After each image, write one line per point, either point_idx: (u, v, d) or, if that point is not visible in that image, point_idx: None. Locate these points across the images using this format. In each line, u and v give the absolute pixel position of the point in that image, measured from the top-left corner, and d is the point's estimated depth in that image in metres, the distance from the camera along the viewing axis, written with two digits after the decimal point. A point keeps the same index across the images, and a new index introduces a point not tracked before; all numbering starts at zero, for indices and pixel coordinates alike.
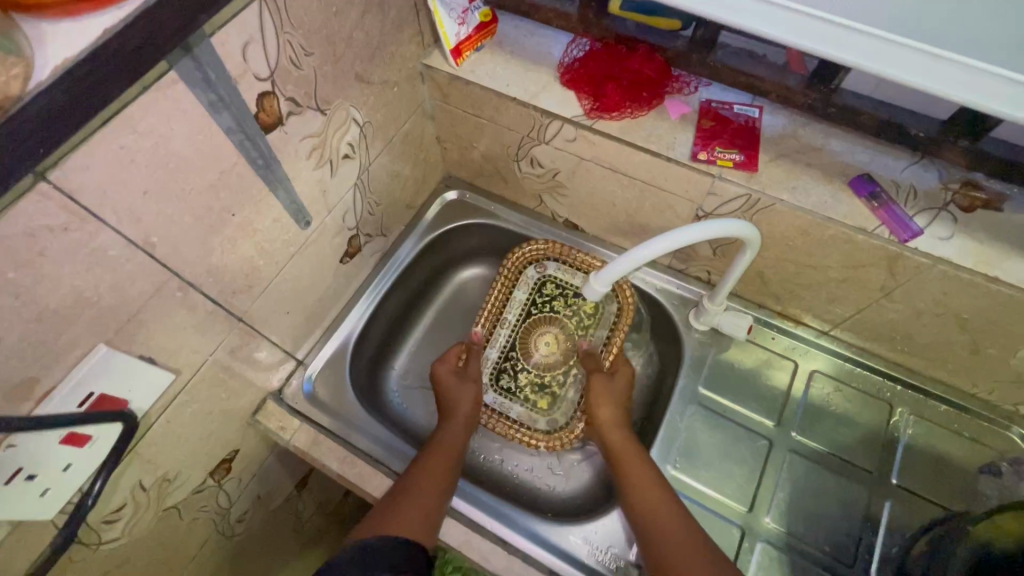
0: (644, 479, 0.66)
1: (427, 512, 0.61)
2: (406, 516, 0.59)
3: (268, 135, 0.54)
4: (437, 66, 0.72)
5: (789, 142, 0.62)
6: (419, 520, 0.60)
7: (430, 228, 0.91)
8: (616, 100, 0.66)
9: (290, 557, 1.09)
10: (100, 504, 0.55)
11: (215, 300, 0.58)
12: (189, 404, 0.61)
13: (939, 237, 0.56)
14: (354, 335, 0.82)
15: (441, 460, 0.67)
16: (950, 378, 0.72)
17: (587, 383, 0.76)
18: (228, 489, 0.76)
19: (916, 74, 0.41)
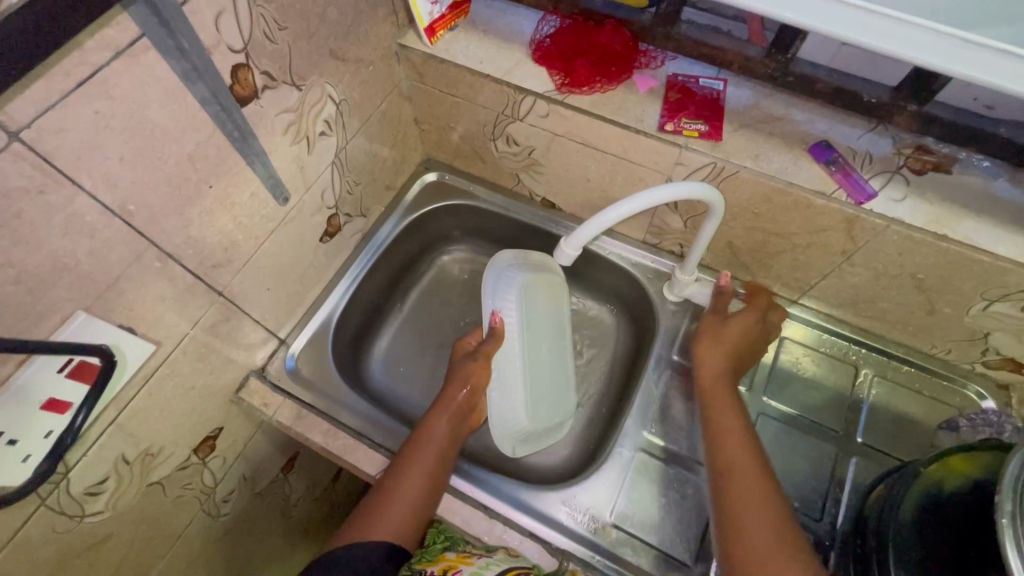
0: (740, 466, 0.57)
1: (416, 509, 0.61)
2: (398, 513, 0.59)
3: (244, 108, 0.55)
4: (412, 45, 0.74)
5: (752, 113, 0.65)
6: (407, 518, 0.60)
7: (411, 209, 0.93)
8: (585, 75, 0.68)
9: (279, 541, 1.10)
10: (82, 475, 0.56)
11: (194, 273, 0.59)
12: (170, 377, 0.62)
13: (892, 198, 0.59)
14: (336, 314, 0.83)
15: (429, 440, 0.66)
16: (911, 340, 0.75)
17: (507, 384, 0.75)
18: (213, 468, 0.77)
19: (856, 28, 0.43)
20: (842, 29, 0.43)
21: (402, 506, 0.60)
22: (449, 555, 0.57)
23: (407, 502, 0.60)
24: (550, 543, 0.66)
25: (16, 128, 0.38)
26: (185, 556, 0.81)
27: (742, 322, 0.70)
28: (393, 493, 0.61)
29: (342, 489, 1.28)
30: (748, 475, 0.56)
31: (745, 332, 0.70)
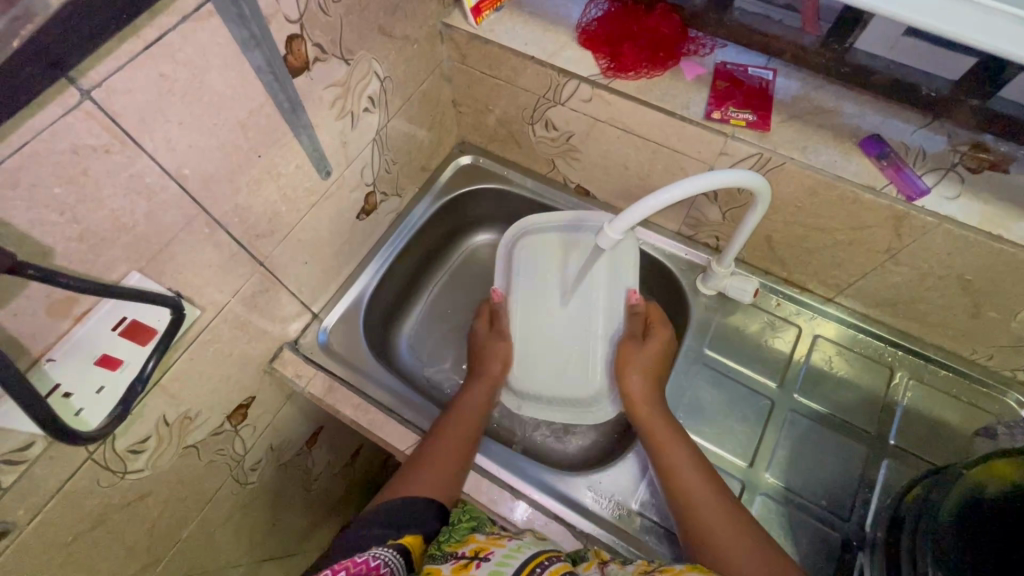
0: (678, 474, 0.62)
1: (452, 472, 0.64)
2: (436, 478, 0.62)
3: (296, 80, 0.55)
4: (457, 25, 0.74)
5: (802, 104, 0.64)
6: (444, 479, 0.63)
7: (444, 191, 0.93)
8: (631, 60, 0.68)
9: (299, 513, 1.13)
10: (126, 433, 0.57)
11: (240, 241, 0.60)
12: (211, 343, 0.63)
13: (945, 196, 0.58)
14: (369, 291, 0.84)
15: (463, 422, 0.69)
16: (950, 344, 0.73)
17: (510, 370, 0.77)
18: (244, 435, 0.79)
19: (931, 15, 0.42)
20: (915, 15, 0.42)
21: (436, 469, 0.63)
22: (478, 536, 0.55)
23: (443, 466, 0.64)
24: (574, 526, 0.66)
25: (88, 87, 0.39)
26: (212, 520, 0.83)
27: (650, 351, 0.73)
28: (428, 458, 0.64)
29: (360, 467, 1.30)
30: (714, 507, 0.58)
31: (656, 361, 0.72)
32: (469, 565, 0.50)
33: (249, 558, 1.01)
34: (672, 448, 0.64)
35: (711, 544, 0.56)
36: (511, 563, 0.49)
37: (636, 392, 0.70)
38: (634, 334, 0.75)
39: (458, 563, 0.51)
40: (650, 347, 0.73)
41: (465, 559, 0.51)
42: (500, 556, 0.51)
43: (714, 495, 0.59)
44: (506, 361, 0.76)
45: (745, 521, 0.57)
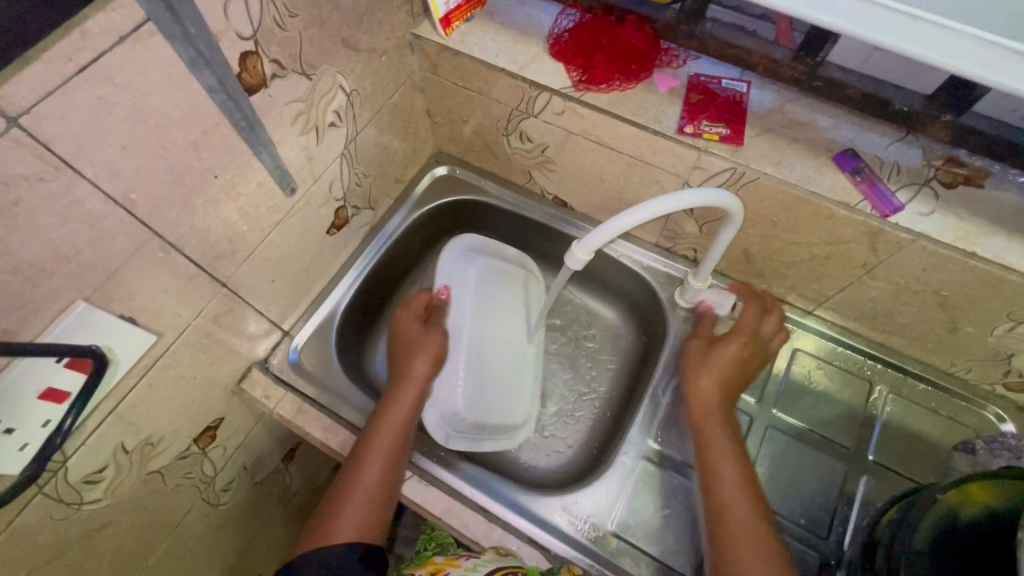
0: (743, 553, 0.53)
1: (379, 505, 0.61)
2: (359, 514, 0.59)
3: (253, 97, 0.54)
4: (427, 36, 0.72)
5: (775, 117, 0.62)
6: (369, 511, 0.60)
7: (420, 203, 0.91)
8: (603, 72, 0.66)
9: (278, 529, 1.11)
10: (79, 464, 0.55)
11: (198, 263, 0.58)
12: (171, 367, 0.61)
13: (919, 212, 0.57)
14: (341, 307, 0.82)
15: (384, 440, 0.63)
16: (929, 357, 0.73)
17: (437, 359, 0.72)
18: (213, 457, 0.77)
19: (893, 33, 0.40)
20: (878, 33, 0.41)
21: (358, 506, 0.59)
22: (437, 559, 0.61)
23: (369, 498, 0.60)
24: (549, 550, 0.65)
25: (14, 114, 0.36)
26: (183, 544, 0.81)
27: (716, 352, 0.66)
28: (352, 494, 0.60)
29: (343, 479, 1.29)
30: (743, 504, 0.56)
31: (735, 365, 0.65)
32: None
33: None
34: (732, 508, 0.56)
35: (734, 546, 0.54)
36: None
37: (708, 403, 0.64)
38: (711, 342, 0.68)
39: None
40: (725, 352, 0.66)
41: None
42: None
43: (740, 490, 0.57)
44: (437, 361, 0.71)
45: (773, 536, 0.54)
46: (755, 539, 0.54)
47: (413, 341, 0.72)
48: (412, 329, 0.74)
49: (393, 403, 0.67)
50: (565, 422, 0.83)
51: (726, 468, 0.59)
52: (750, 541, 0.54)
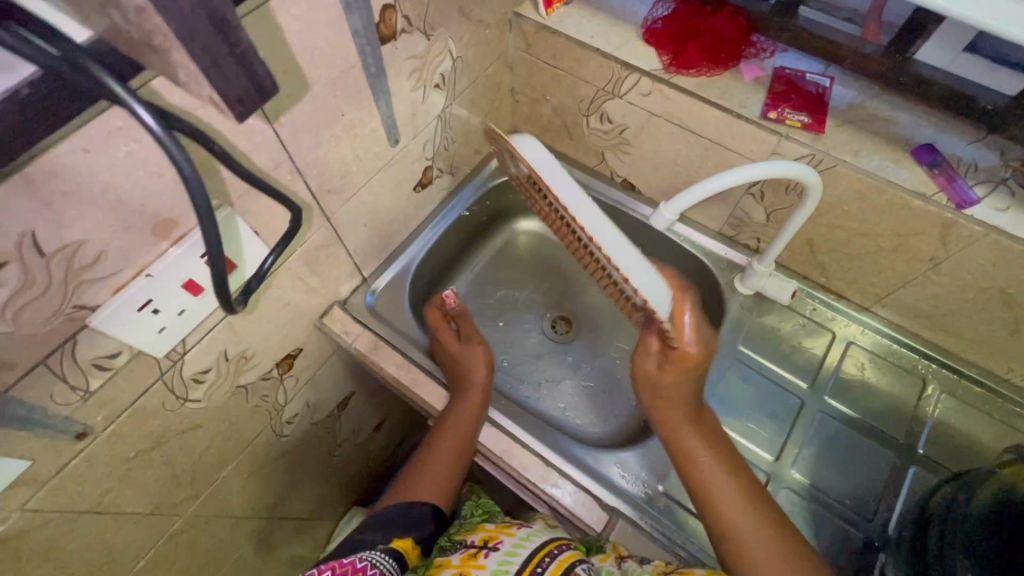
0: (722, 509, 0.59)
1: (446, 484, 0.69)
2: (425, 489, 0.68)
3: (384, 47, 0.60)
4: (528, 15, 0.78)
5: (856, 111, 0.66)
6: (439, 486, 0.68)
7: (494, 174, 0.97)
8: (694, 57, 0.71)
9: (319, 476, 1.17)
10: (193, 362, 0.61)
11: (314, 194, 0.64)
12: (274, 288, 0.67)
13: (995, 208, 0.59)
14: (415, 261, 0.88)
15: (453, 433, 0.71)
16: (985, 361, 0.74)
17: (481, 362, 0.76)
18: (286, 386, 0.83)
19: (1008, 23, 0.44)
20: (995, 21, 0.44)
21: (431, 486, 0.68)
22: (488, 526, 0.64)
23: (438, 477, 0.69)
24: (603, 500, 0.69)
25: None
26: (246, 466, 0.87)
27: (648, 345, 0.64)
28: (424, 473, 0.69)
29: (379, 440, 1.34)
30: (731, 494, 0.59)
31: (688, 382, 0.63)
32: (479, 553, 0.58)
33: (270, 513, 1.05)
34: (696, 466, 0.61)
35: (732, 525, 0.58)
36: (518, 552, 0.56)
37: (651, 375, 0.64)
38: (662, 338, 0.62)
39: (467, 551, 0.59)
40: (670, 368, 0.62)
41: (475, 548, 0.59)
42: (508, 545, 0.58)
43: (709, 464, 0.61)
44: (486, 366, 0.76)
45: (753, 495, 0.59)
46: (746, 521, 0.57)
47: (451, 351, 0.78)
48: (453, 344, 0.78)
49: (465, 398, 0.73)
50: (606, 396, 0.90)
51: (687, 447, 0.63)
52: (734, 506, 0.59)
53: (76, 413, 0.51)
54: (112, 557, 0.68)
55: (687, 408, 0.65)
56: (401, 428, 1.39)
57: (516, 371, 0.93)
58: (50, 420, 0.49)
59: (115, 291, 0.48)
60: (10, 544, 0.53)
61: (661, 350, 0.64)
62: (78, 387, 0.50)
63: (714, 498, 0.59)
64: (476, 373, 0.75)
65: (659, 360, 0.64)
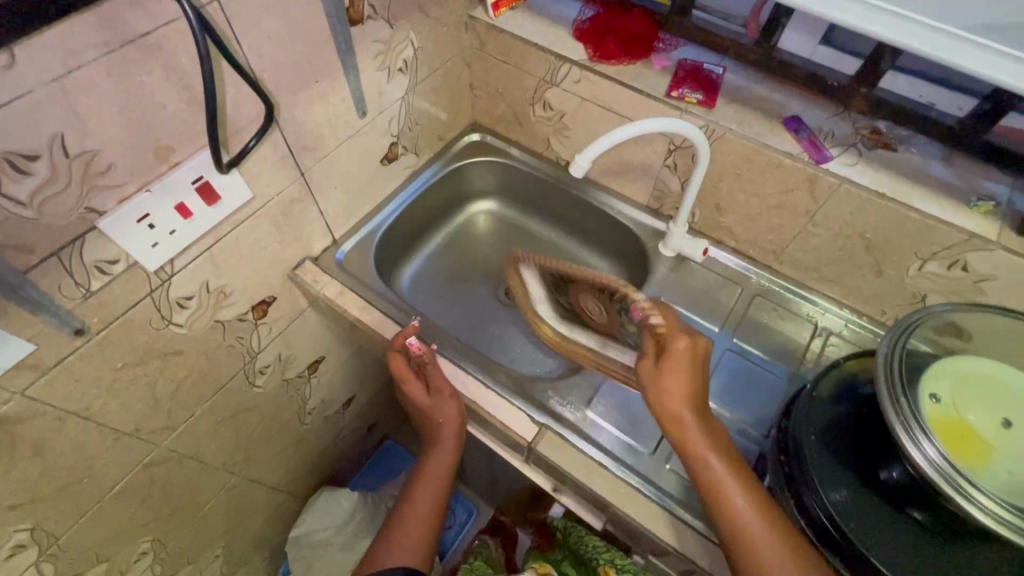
0: (737, 514, 0.58)
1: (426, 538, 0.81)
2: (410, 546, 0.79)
3: (352, 28, 0.74)
4: (480, 17, 0.93)
5: (742, 92, 0.81)
6: (422, 546, 0.80)
7: (455, 158, 1.10)
8: (613, 51, 0.86)
9: (290, 444, 1.23)
10: (179, 285, 0.71)
11: (290, 148, 0.75)
12: (253, 230, 0.77)
13: (845, 163, 0.74)
14: (382, 227, 1.00)
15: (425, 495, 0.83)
16: (864, 306, 0.87)
17: (452, 417, 0.80)
18: (260, 333, 0.91)
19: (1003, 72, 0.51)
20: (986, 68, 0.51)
21: (413, 550, 0.78)
22: None
23: (419, 534, 0.80)
24: (536, 417, 0.77)
25: None
26: (221, 411, 0.94)
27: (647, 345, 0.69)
28: (405, 532, 0.80)
29: (349, 418, 1.41)
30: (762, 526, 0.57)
31: (686, 375, 0.64)
32: None
33: (241, 472, 1.11)
34: (721, 480, 0.60)
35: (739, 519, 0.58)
36: None
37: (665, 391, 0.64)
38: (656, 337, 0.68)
39: None
40: None
41: None
42: None
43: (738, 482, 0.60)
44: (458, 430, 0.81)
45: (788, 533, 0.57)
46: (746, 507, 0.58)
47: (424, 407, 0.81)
48: (424, 399, 0.81)
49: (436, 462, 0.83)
50: (553, 351, 1.01)
51: (710, 460, 0.61)
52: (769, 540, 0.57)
53: (76, 308, 0.60)
54: (93, 472, 0.75)
55: (692, 404, 0.63)
56: (371, 408, 1.47)
57: (472, 330, 1.04)
58: (56, 310, 0.58)
59: (120, 201, 0.58)
60: (8, 427, 0.61)
61: (657, 351, 0.68)
62: (81, 285, 0.59)
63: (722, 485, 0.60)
64: (447, 438, 0.81)
65: (654, 361, 0.66)
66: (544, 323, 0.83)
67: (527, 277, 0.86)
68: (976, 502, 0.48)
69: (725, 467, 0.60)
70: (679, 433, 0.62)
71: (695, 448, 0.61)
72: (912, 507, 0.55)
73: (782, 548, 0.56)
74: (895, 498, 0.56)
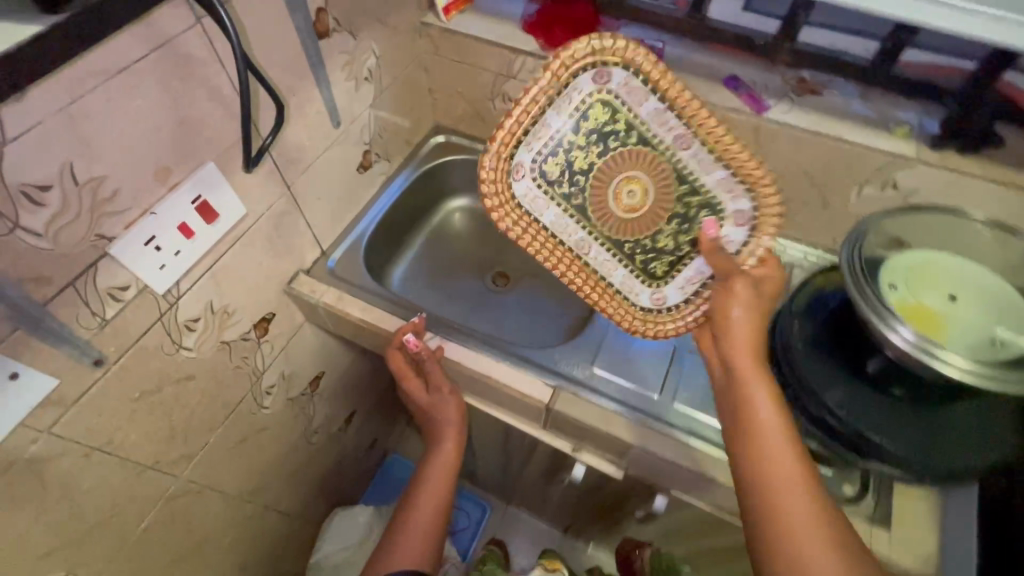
0: (792, 489, 0.50)
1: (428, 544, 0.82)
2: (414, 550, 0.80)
3: (321, 42, 0.78)
4: (432, 23, 0.98)
5: (682, 61, 0.89)
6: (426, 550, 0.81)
7: (425, 161, 1.14)
8: (562, 38, 0.93)
9: (300, 466, 1.23)
10: (186, 307, 0.72)
11: (275, 162, 0.78)
12: (249, 247, 0.79)
13: (781, 110, 0.83)
14: (366, 234, 1.02)
15: (432, 495, 0.86)
16: (817, 238, 0.97)
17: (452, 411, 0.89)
18: (264, 351, 0.92)
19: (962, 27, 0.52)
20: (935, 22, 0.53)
21: (419, 533, 0.82)
22: None
23: (422, 540, 0.82)
24: (546, 380, 0.83)
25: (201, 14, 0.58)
26: (233, 436, 0.94)
27: (713, 266, 0.66)
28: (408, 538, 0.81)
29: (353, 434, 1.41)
30: (801, 498, 0.49)
31: (756, 316, 0.62)
32: None
33: (256, 500, 1.10)
34: (769, 433, 0.53)
35: (783, 500, 0.50)
36: None
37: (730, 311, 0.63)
38: (726, 263, 0.65)
39: None
40: (741, 293, 0.63)
41: None
42: None
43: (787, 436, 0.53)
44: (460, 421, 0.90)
45: (824, 503, 0.50)
46: (797, 468, 0.51)
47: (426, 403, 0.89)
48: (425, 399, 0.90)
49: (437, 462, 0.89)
50: (548, 326, 1.06)
51: (760, 406, 0.55)
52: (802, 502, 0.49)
53: (92, 338, 0.61)
54: (119, 510, 0.75)
55: (756, 350, 0.60)
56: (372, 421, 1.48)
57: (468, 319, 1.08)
58: (74, 340, 0.59)
59: (126, 226, 0.60)
60: (38, 467, 0.61)
61: (717, 309, 0.65)
62: (97, 313, 0.60)
63: (768, 449, 0.52)
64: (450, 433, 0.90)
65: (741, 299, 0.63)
66: (529, 228, 0.70)
67: (509, 164, 0.66)
68: (948, 361, 0.53)
69: (775, 413, 0.55)
70: (738, 354, 0.60)
71: (751, 389, 0.56)
72: (894, 385, 0.63)
73: (806, 498, 0.50)
74: (879, 380, 0.63)
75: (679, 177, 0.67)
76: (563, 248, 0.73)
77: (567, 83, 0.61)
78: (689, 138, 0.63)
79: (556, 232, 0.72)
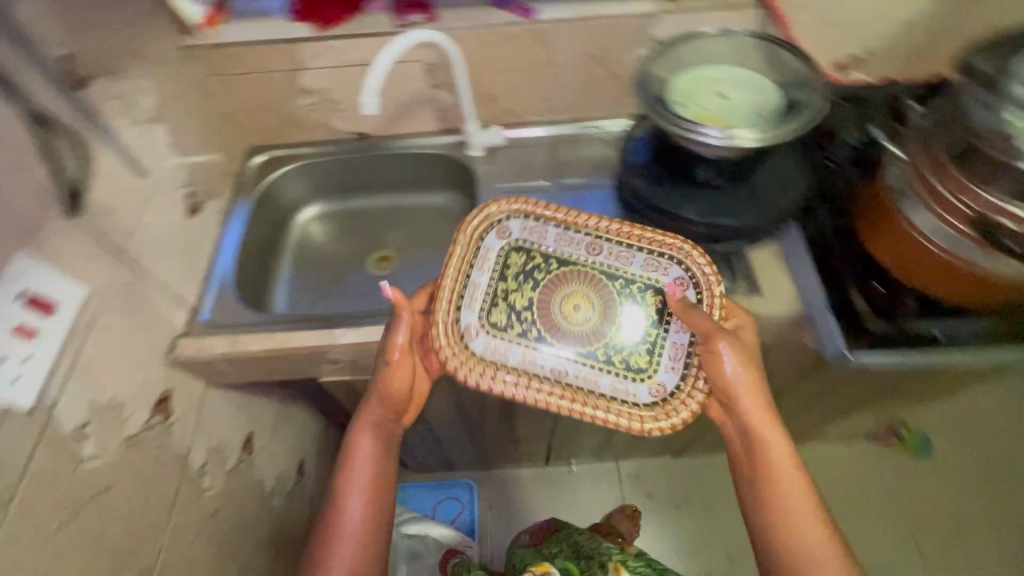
0: (795, 506, 0.68)
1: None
2: None
3: (80, 98, 0.80)
4: (198, 43, 0.93)
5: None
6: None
7: (255, 186, 1.08)
8: (336, 14, 0.94)
9: (273, 540, 1.12)
10: (63, 413, 0.65)
11: (88, 229, 0.77)
12: (102, 327, 0.73)
13: (548, 8, 0.94)
14: (225, 275, 0.95)
15: (351, 522, 0.71)
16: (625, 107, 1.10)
17: (379, 405, 0.78)
18: (176, 430, 0.85)
19: None
20: None
21: (347, 550, 0.69)
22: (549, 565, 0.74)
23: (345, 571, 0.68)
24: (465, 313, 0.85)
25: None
26: (187, 530, 0.84)
27: (694, 321, 0.74)
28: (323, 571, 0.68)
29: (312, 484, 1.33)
30: (806, 512, 0.67)
31: (746, 357, 0.73)
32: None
33: None
34: (773, 459, 0.71)
35: (790, 509, 0.68)
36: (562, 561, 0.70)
37: (737, 377, 0.72)
38: (707, 329, 0.73)
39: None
40: (748, 357, 0.73)
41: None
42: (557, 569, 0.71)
43: (796, 471, 0.70)
44: (391, 410, 0.78)
45: (835, 528, 0.67)
46: (800, 494, 0.68)
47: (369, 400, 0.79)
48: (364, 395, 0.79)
49: (366, 466, 0.75)
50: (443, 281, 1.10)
51: (769, 432, 0.72)
52: (805, 501, 0.68)
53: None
54: None
55: (769, 406, 0.73)
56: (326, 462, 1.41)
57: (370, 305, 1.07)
58: None
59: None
60: None
61: (722, 314, 0.76)
62: None
63: (778, 476, 0.70)
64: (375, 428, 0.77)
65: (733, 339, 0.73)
66: (495, 364, 0.78)
67: (460, 330, 0.78)
68: (745, 136, 0.68)
69: (785, 445, 0.71)
70: (739, 400, 0.73)
71: (760, 422, 0.72)
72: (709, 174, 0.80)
73: (810, 505, 0.68)
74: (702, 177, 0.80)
75: (609, 275, 0.82)
76: (544, 379, 0.78)
77: (484, 228, 0.83)
78: (595, 245, 0.83)
79: (528, 368, 0.78)
